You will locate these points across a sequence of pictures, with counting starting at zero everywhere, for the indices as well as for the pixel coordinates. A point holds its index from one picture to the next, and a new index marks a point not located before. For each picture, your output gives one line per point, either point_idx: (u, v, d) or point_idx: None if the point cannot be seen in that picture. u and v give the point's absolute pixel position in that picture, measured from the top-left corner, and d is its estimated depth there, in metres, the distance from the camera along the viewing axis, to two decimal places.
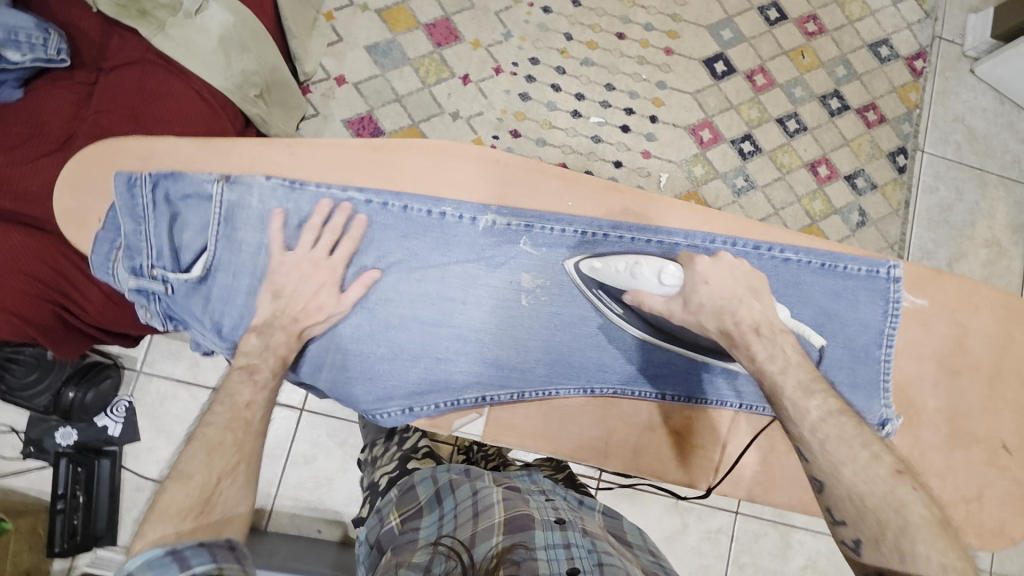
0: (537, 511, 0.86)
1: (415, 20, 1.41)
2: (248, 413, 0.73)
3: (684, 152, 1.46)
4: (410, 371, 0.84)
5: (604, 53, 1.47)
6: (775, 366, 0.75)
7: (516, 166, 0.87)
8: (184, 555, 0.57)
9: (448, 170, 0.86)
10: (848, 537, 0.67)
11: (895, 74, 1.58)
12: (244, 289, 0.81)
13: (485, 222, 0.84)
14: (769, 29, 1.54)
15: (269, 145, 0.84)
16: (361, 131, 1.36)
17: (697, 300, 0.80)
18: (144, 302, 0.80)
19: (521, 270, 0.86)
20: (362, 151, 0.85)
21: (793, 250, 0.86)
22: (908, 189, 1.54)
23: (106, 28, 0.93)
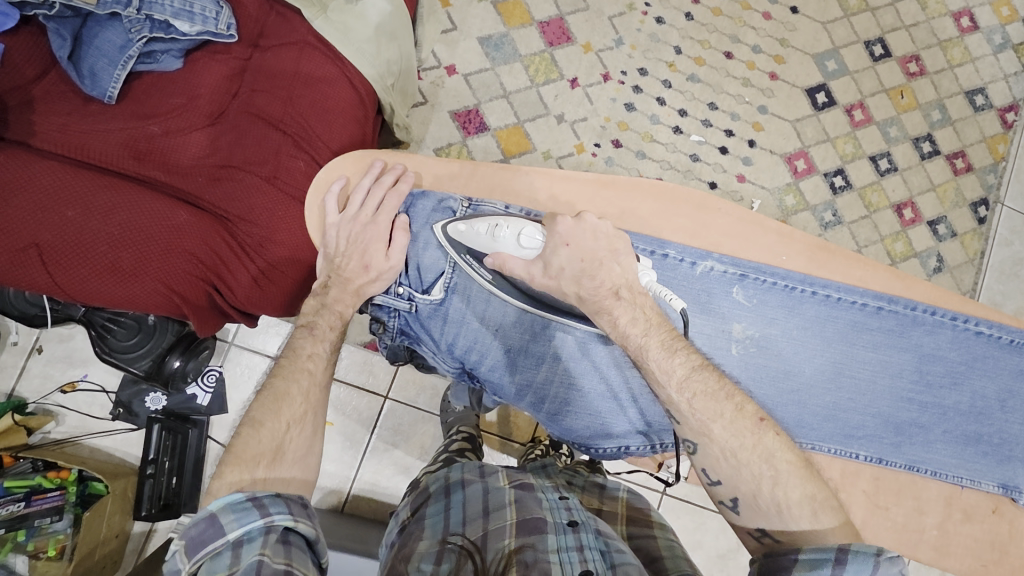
0: (550, 512, 0.69)
1: (529, 16, 1.39)
2: (310, 364, 0.74)
3: (777, 179, 1.46)
4: (619, 409, 0.82)
5: (710, 70, 1.46)
6: (637, 329, 0.71)
7: (736, 216, 0.82)
8: (264, 501, 0.56)
9: (668, 213, 0.81)
10: (725, 497, 0.67)
11: (987, 123, 1.59)
12: (478, 315, 0.81)
13: (705, 268, 0.80)
14: (873, 64, 1.54)
15: (511, 170, 0.82)
16: (467, 125, 1.35)
17: (558, 264, 0.73)
18: (385, 316, 0.81)
19: (733, 320, 0.81)
20: (595, 186, 0.81)
21: (985, 324, 0.83)
22: (986, 240, 1.56)
23: (265, 4, 0.91)
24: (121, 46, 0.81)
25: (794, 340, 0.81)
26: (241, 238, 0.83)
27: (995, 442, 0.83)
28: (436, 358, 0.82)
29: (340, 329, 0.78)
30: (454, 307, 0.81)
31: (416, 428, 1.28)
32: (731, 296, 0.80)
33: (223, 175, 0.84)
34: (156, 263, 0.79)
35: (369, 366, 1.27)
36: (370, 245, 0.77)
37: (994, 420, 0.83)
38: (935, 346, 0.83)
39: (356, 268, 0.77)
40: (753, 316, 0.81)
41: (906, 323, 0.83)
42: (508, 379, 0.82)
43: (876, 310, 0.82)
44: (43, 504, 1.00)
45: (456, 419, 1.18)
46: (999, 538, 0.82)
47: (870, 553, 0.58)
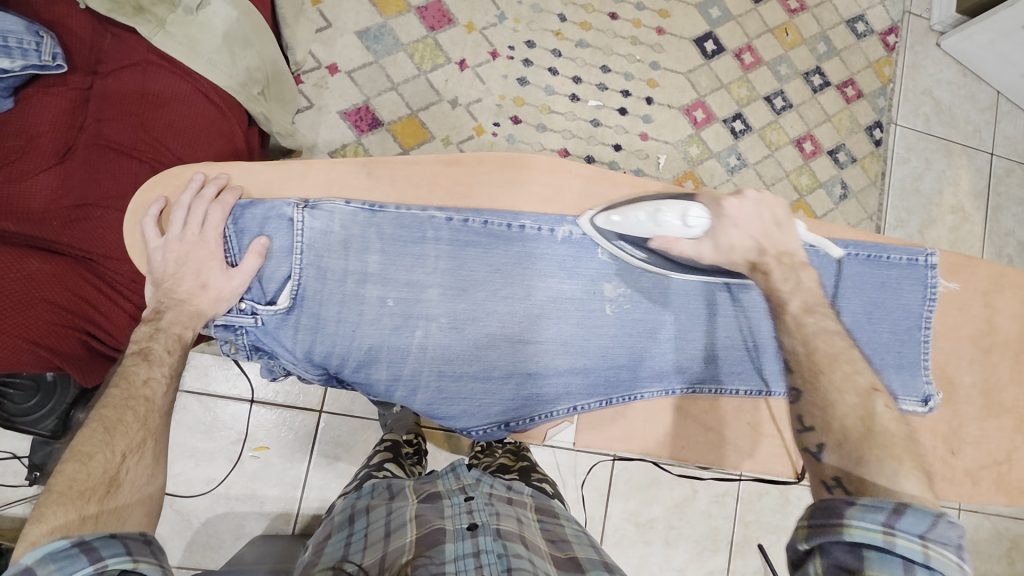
0: (450, 519, 0.69)
1: (406, 3, 1.36)
2: (148, 391, 0.71)
3: (679, 132, 1.48)
4: (504, 388, 0.84)
5: (597, 34, 1.46)
6: (790, 286, 0.77)
7: (589, 175, 0.85)
8: (95, 545, 0.54)
9: (522, 182, 0.83)
10: (813, 444, 0.68)
11: (871, 49, 1.65)
12: (334, 316, 0.78)
13: (564, 234, 0.83)
14: (755, 6, 1.57)
15: (349, 166, 0.80)
16: (359, 123, 1.32)
17: (727, 241, 0.79)
18: (230, 336, 0.77)
19: (604, 280, 0.86)
20: (437, 166, 0.82)
21: (843, 245, 0.86)
22: (884, 161, 1.62)
23: (97, 27, 0.86)
24: None
25: (665, 289, 0.88)
26: (108, 277, 0.80)
27: (868, 353, 0.87)
28: (296, 368, 0.78)
29: (179, 352, 0.74)
30: (305, 313, 0.78)
31: (357, 437, 1.26)
32: (596, 258, 0.85)
33: (79, 215, 0.79)
34: (12, 319, 0.74)
35: (297, 383, 1.24)
36: (209, 265, 0.74)
37: (865, 332, 0.87)
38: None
39: (194, 288, 0.73)
40: (621, 274, 0.87)
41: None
42: (374, 375, 0.81)
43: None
44: None
45: (394, 422, 1.15)
46: None
47: (930, 512, 0.58)
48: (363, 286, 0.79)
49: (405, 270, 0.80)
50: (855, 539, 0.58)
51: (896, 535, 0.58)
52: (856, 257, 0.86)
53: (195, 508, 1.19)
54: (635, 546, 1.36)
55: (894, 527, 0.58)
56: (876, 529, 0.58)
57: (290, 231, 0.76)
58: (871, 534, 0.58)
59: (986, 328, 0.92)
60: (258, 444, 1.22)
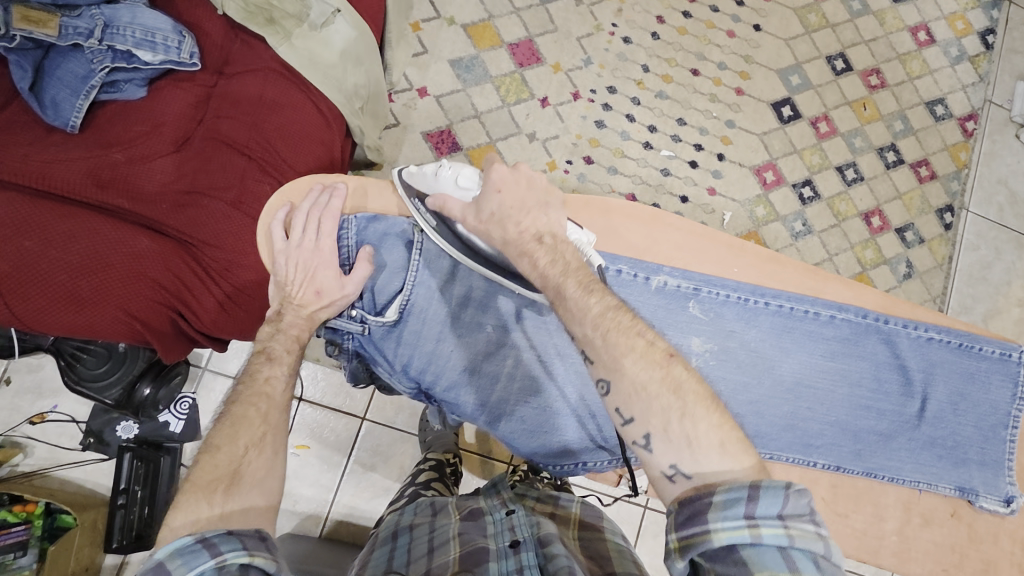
0: (493, 538, 0.69)
1: (499, 38, 1.43)
2: (268, 389, 0.75)
3: (747, 191, 1.49)
4: (551, 427, 0.84)
5: (677, 87, 1.50)
6: (556, 270, 0.71)
7: (685, 228, 0.81)
8: (215, 541, 0.55)
9: (621, 228, 0.80)
10: (639, 436, 0.63)
11: (948, 132, 1.64)
12: (434, 336, 0.82)
13: (659, 283, 0.79)
14: (835, 78, 1.59)
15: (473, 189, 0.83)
16: (440, 145, 1.37)
17: (488, 208, 0.74)
18: (338, 339, 0.81)
19: (693, 334, 0.80)
20: None
21: (935, 330, 0.81)
22: (953, 246, 1.59)
23: (230, 32, 0.92)
24: (82, 76, 0.81)
25: (753, 351, 0.80)
26: (205, 263, 0.84)
27: (948, 445, 0.81)
28: (392, 378, 0.83)
29: (296, 352, 0.79)
30: (408, 329, 0.81)
31: (395, 449, 1.27)
32: (687, 311, 0.79)
33: (189, 202, 0.84)
34: (117, 291, 0.78)
35: (345, 388, 1.26)
36: (326, 275, 0.77)
37: (949, 421, 0.81)
38: (890, 354, 0.81)
39: (308, 295, 0.77)
40: (711, 330, 0.80)
41: (859, 333, 0.81)
42: (462, 398, 0.83)
43: (829, 319, 0.81)
44: (6, 540, 0.98)
45: (434, 439, 1.17)
46: (959, 541, 0.81)
47: (779, 485, 0.55)
48: (463, 309, 0.82)
49: (502, 298, 0.83)
50: (723, 543, 0.55)
51: (759, 524, 0.54)
52: (950, 344, 0.81)
53: None
54: None
55: (754, 517, 0.55)
56: (740, 525, 0.54)
57: (407, 250, 0.80)
58: (737, 532, 0.54)
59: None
60: (299, 442, 1.23)
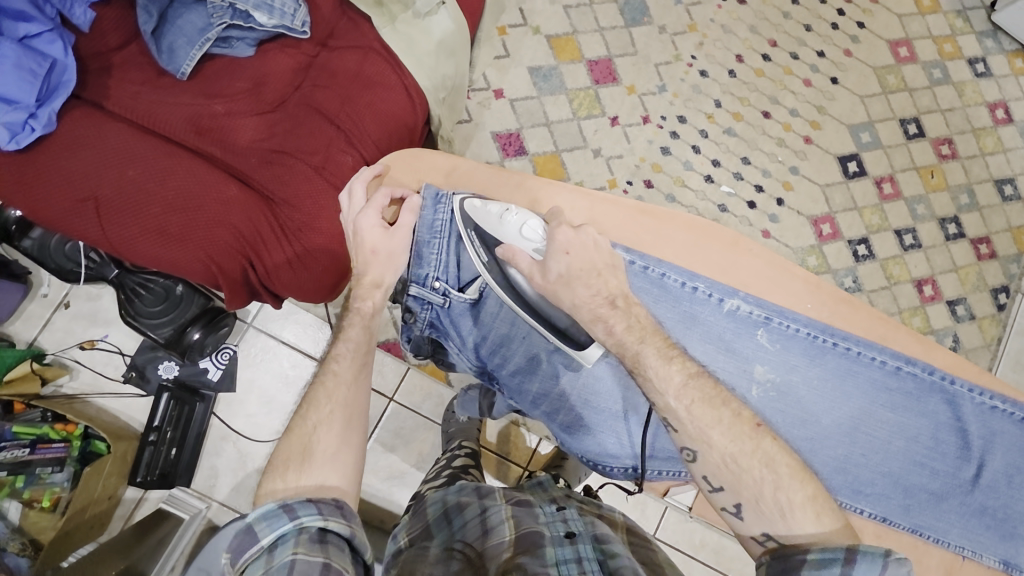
0: (546, 525, 0.69)
1: (580, 53, 1.46)
2: (336, 366, 0.75)
3: (802, 240, 1.49)
4: (608, 432, 0.83)
5: (747, 126, 1.51)
6: (633, 337, 0.70)
7: (762, 259, 0.81)
8: (294, 506, 0.57)
9: (700, 251, 0.82)
10: (729, 503, 0.65)
11: (1014, 214, 1.61)
12: (508, 318, 0.83)
13: (731, 306, 0.77)
14: (906, 142, 1.58)
15: (553, 184, 0.82)
16: (506, 147, 1.40)
17: (555, 268, 0.72)
18: (417, 307, 0.83)
19: (756, 361, 0.77)
20: (633, 213, 0.82)
21: (1000, 398, 0.79)
22: (1004, 327, 1.55)
23: (339, 8, 0.95)
24: (201, 28, 0.86)
25: (814, 389, 0.78)
26: (283, 220, 0.87)
27: (997, 516, 0.79)
28: (462, 354, 0.86)
29: (365, 331, 0.78)
30: (488, 307, 0.84)
31: (416, 435, 1.28)
32: (754, 339, 0.77)
33: (276, 161, 0.88)
34: (201, 233, 0.83)
35: (378, 366, 1.28)
36: (374, 230, 0.77)
37: (1002, 493, 0.79)
38: (951, 415, 0.79)
39: (366, 254, 0.78)
40: (775, 361, 0.77)
41: (923, 389, 0.79)
42: (528, 386, 0.84)
43: (894, 369, 0.78)
44: (47, 454, 1.03)
45: (458, 430, 1.17)
46: None
47: (879, 554, 0.56)
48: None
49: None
50: None
51: None
52: (1014, 415, 0.78)
53: (253, 453, 1.21)
54: None
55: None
56: None
57: None
58: None
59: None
60: None
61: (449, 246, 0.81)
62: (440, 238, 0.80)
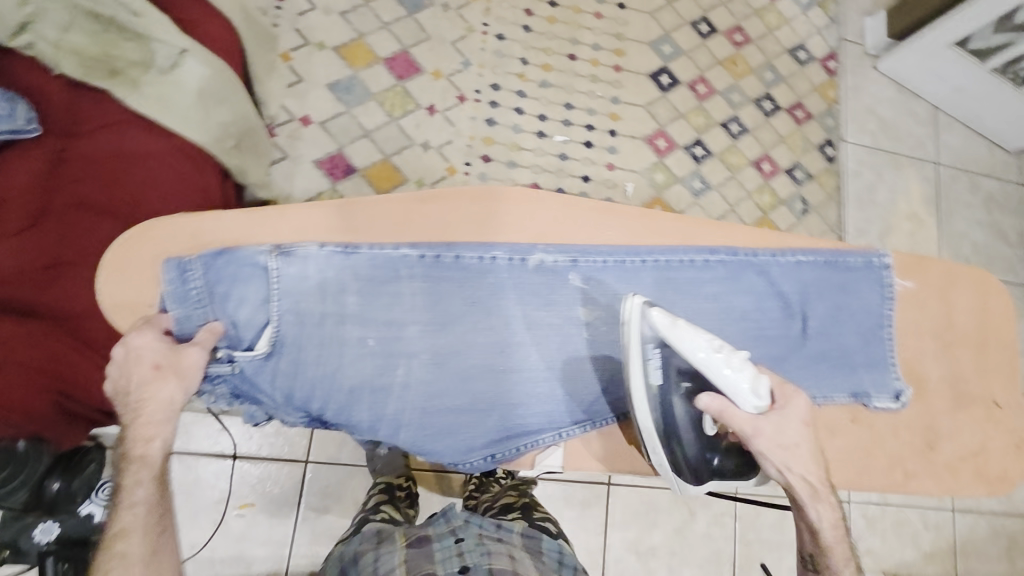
0: (441, 565, 0.74)
1: (373, 55, 1.42)
2: (123, 545, 0.69)
3: (643, 160, 1.55)
4: (485, 421, 0.80)
5: (558, 74, 1.54)
6: (812, 477, 0.75)
7: (553, 203, 0.83)
8: None
9: (495, 217, 0.81)
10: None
11: (814, 74, 1.76)
12: (316, 360, 0.75)
13: (535, 262, 0.80)
14: (703, 41, 1.67)
15: (318, 208, 0.79)
16: (333, 171, 1.35)
17: (767, 425, 0.74)
18: (210, 386, 0.74)
19: (580, 304, 0.82)
20: (408, 204, 0.80)
21: (801, 253, 0.86)
22: (839, 176, 1.71)
23: (73, 91, 0.85)
24: None
25: None
26: (84, 335, 0.81)
27: (835, 355, 0.87)
28: (284, 414, 0.76)
29: (160, 478, 0.72)
30: (286, 358, 0.75)
31: (346, 486, 1.22)
32: (569, 284, 0.82)
33: (56, 278, 0.78)
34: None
35: (280, 435, 1.21)
36: (156, 347, 0.71)
37: (832, 334, 0.87)
38: (767, 283, 0.85)
39: (148, 372, 0.70)
40: (594, 297, 0.82)
41: (734, 270, 0.85)
42: (355, 417, 0.77)
43: (704, 262, 0.84)
44: None
45: (384, 463, 1.14)
46: (865, 443, 0.87)
47: None
48: (341, 327, 0.76)
49: (384, 308, 0.78)
50: None
51: None
52: (813, 262, 0.86)
53: None
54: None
55: None
56: None
57: (265, 280, 0.74)
58: None
59: (950, 324, 0.91)
60: (242, 502, 1.18)
61: (220, 314, 0.74)
62: (204, 311, 0.73)
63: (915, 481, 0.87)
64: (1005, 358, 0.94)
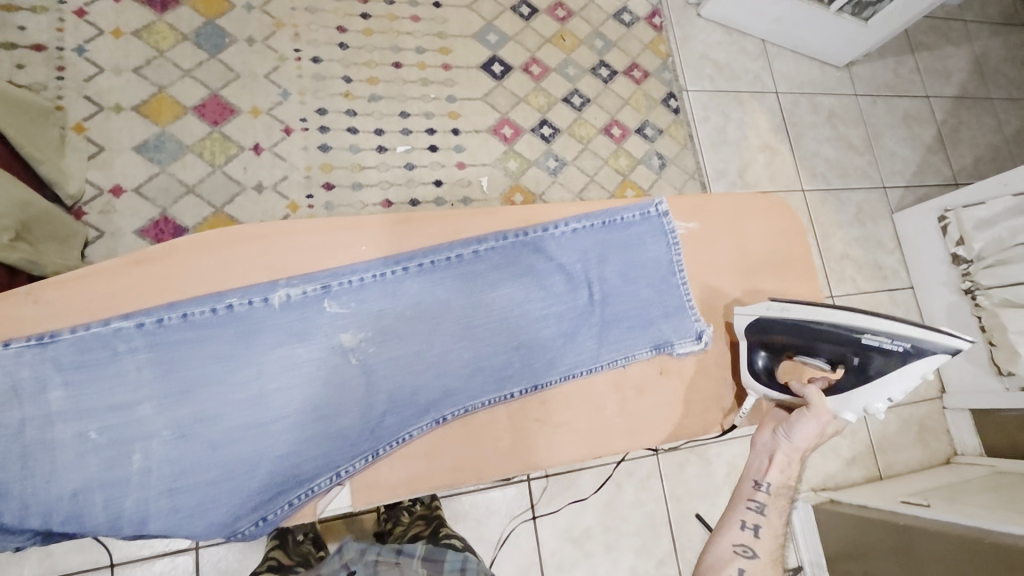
0: None
1: (180, 106, 1.34)
2: None
3: (493, 152, 1.54)
4: (250, 484, 0.76)
5: (387, 84, 1.50)
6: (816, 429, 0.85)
7: (295, 232, 0.84)
8: None
9: (228, 262, 0.82)
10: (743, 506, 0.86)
11: (642, 33, 1.79)
12: (18, 475, 0.69)
13: (278, 299, 0.78)
14: (527, 23, 1.67)
15: (15, 300, 0.75)
16: (161, 236, 1.26)
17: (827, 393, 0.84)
18: None
19: (339, 331, 0.80)
20: (127, 267, 0.79)
21: (574, 221, 0.90)
22: (688, 125, 1.75)
23: None
24: None
25: (407, 320, 0.83)
26: None
27: (631, 312, 0.91)
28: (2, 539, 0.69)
29: None
30: None
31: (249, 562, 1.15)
32: (325, 312, 0.80)
33: None
34: None
35: None
36: None
37: (621, 293, 0.90)
38: (544, 260, 0.89)
39: None
40: (355, 321, 0.81)
41: (509, 253, 0.88)
42: (91, 522, 0.70)
43: (473, 254, 0.86)
44: None
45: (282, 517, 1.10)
46: (677, 393, 0.93)
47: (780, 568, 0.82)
48: (51, 429, 0.71)
49: (99, 395, 0.72)
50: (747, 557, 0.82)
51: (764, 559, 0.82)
52: (590, 227, 0.90)
53: None
54: (579, 561, 1.35)
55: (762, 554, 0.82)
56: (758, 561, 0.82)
57: None
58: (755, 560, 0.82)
59: (745, 253, 1.00)
60: None
61: None
62: None
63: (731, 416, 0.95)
64: (804, 271, 1.02)
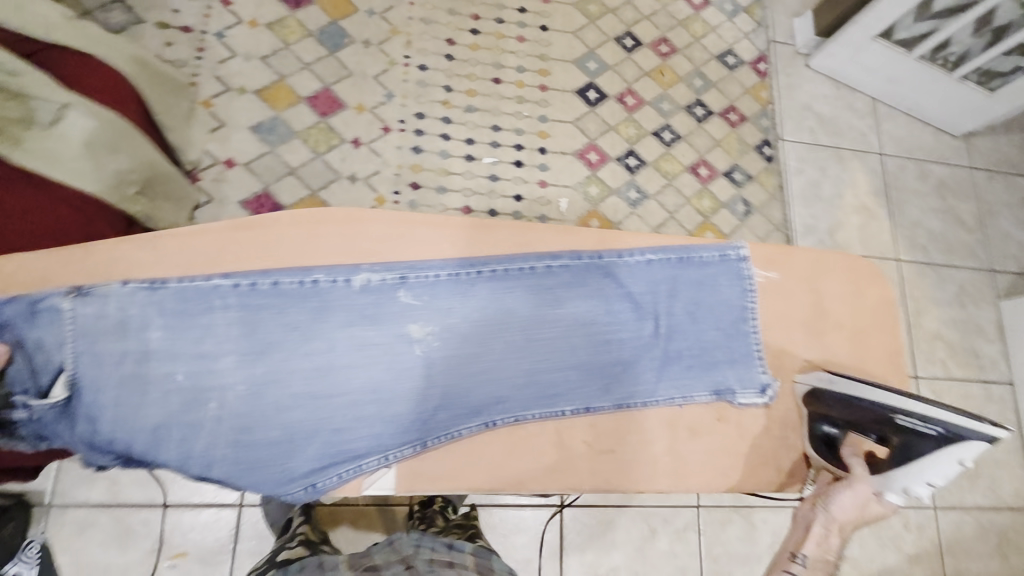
0: None
1: (296, 95, 1.45)
2: None
3: (576, 175, 1.56)
4: (305, 451, 0.79)
5: (484, 98, 1.56)
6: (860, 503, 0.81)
7: (381, 220, 0.87)
8: None
9: (318, 240, 0.86)
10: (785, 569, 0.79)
11: (745, 77, 1.77)
12: (111, 402, 0.74)
13: (359, 281, 0.83)
14: (628, 55, 1.69)
15: (129, 245, 0.82)
16: (259, 210, 1.36)
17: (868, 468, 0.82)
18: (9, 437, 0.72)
19: (409, 321, 0.84)
20: (227, 231, 0.84)
21: (651, 252, 0.90)
22: (780, 174, 1.70)
23: None
24: None
25: (474, 323, 0.86)
26: None
27: (697, 352, 0.89)
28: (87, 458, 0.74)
29: None
30: (84, 404, 0.73)
31: None
32: (398, 301, 0.84)
33: None
34: None
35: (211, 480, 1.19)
36: None
37: (688, 331, 0.89)
38: (615, 285, 0.89)
39: None
40: (425, 314, 0.85)
41: (580, 274, 0.89)
42: (164, 455, 0.75)
43: (545, 269, 0.88)
44: None
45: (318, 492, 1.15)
46: (727, 442, 0.88)
47: None
48: (145, 365, 0.76)
49: (192, 343, 0.78)
50: None
51: None
52: (666, 261, 0.90)
53: None
54: None
55: None
56: None
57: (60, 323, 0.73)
58: None
59: (819, 310, 0.95)
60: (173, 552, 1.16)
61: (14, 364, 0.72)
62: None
63: (784, 481, 0.89)
64: (881, 342, 0.96)
